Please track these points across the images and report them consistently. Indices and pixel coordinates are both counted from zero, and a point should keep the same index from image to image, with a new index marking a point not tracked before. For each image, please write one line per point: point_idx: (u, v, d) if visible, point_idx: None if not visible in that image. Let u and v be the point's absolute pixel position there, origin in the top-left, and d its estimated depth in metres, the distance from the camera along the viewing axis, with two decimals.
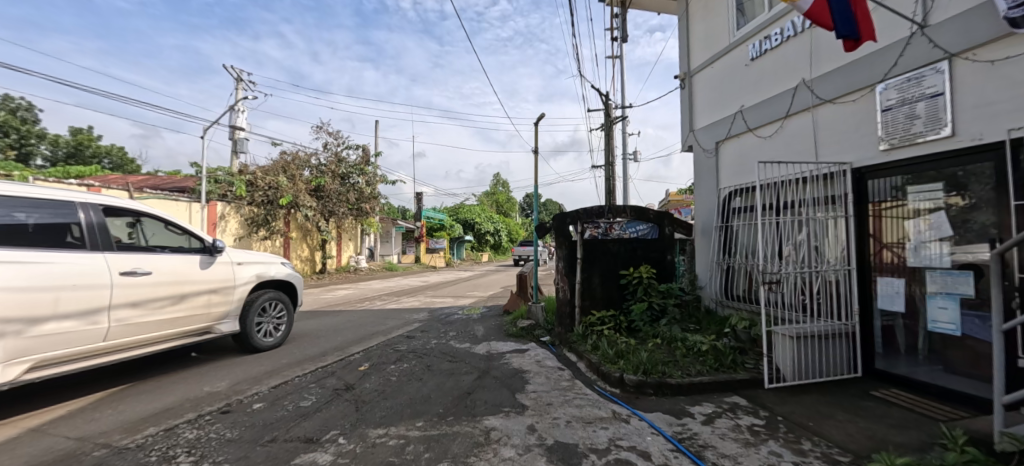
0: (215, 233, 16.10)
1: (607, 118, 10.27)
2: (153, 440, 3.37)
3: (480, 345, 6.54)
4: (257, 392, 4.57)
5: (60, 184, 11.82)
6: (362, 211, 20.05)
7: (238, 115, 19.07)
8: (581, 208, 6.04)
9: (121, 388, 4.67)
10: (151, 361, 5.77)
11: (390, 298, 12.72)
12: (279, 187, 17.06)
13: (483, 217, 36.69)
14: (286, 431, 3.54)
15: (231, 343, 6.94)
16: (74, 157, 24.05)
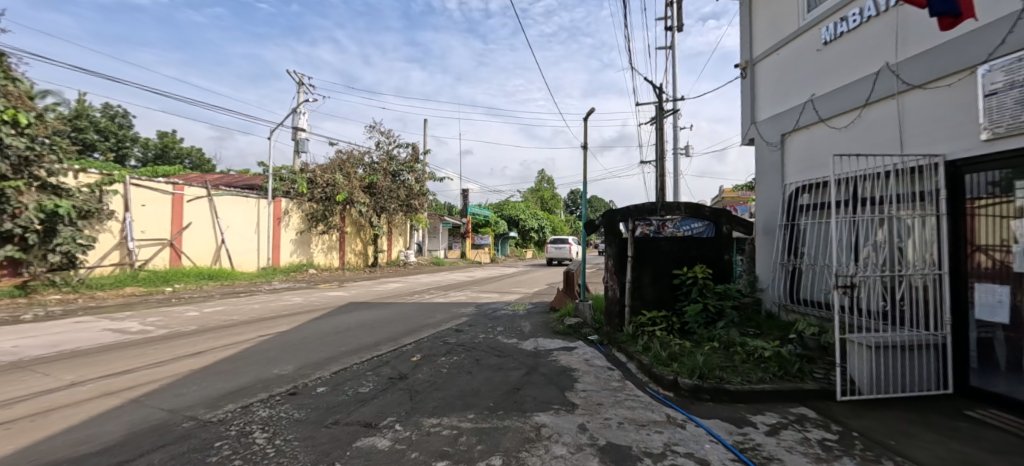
0: (280, 227, 17.28)
1: (659, 111, 9.87)
2: (232, 416, 3.67)
3: (527, 341, 6.56)
4: (319, 376, 4.85)
5: (151, 182, 13.07)
6: (411, 207, 20.60)
7: (299, 117, 20.24)
8: (632, 205, 5.94)
9: (200, 368, 5.12)
10: (226, 345, 6.26)
11: (437, 292, 13.03)
12: (336, 184, 17.93)
13: (528, 214, 36.67)
14: (346, 415, 3.72)
15: (297, 329, 7.42)
16: (161, 158, 26.72)
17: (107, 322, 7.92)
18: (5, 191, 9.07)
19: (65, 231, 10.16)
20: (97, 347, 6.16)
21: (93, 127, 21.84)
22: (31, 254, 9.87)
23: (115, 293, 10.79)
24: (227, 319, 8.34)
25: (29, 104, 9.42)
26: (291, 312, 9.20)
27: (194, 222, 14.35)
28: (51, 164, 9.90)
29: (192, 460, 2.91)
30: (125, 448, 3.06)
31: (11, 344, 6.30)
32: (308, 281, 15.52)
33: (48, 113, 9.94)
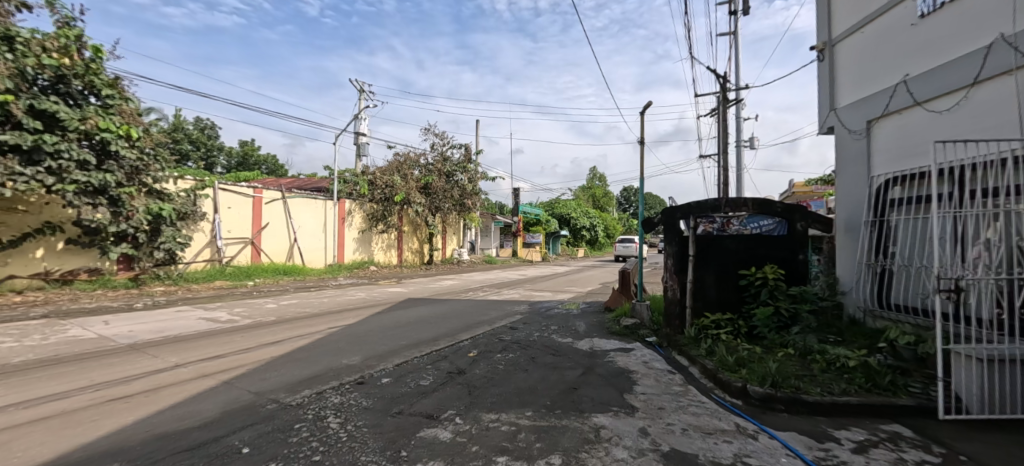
0: (344, 227, 18.31)
1: (722, 102, 9.32)
2: (309, 401, 3.94)
3: (583, 341, 6.46)
4: (384, 368, 5.08)
5: (235, 187, 14.32)
6: (464, 206, 21.01)
7: (361, 122, 21.30)
8: (693, 201, 5.68)
9: (278, 355, 5.54)
10: (299, 336, 6.72)
11: (490, 290, 13.19)
12: (394, 186, 18.69)
13: (580, 212, 36.32)
14: (409, 406, 3.87)
15: (360, 323, 7.79)
16: (243, 165, 29.30)
17: (201, 312, 8.82)
18: (121, 196, 10.26)
19: (166, 231, 11.45)
20: (193, 334, 6.87)
21: (187, 139, 24.48)
22: (140, 251, 11.20)
23: (207, 285, 12.00)
24: (299, 312, 8.99)
25: (138, 120, 10.63)
26: (355, 306, 9.73)
27: (271, 222, 15.56)
28: (156, 171, 11.10)
29: (276, 440, 3.16)
30: (218, 425, 3.39)
31: (126, 329, 7.19)
32: (369, 277, 16.37)
33: (153, 128, 11.17)
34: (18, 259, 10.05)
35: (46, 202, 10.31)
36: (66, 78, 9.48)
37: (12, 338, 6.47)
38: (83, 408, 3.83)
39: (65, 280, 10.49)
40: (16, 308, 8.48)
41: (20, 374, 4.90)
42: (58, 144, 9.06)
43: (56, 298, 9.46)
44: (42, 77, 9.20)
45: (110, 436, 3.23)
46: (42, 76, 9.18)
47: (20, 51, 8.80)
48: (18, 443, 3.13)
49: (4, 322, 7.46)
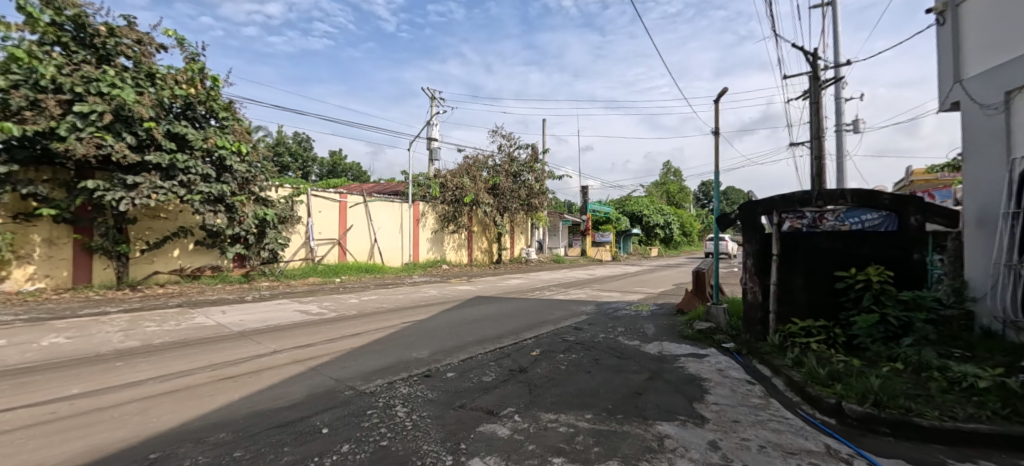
0: (419, 228, 19.09)
1: (815, 82, 8.43)
2: (379, 390, 4.16)
3: (651, 344, 6.12)
4: (449, 362, 5.14)
5: (325, 192, 15.48)
6: (532, 206, 21.01)
7: (432, 128, 22.13)
8: (777, 195, 5.18)
9: (355, 347, 5.87)
10: (376, 329, 7.07)
11: (559, 289, 13.05)
12: (464, 187, 19.14)
13: (652, 209, 34.87)
14: (471, 400, 3.89)
15: (429, 319, 8.03)
16: (333, 173, 31.87)
17: (296, 305, 9.65)
18: (235, 204, 11.45)
19: (271, 234, 12.54)
20: (289, 324, 7.55)
21: (285, 151, 27.24)
22: (251, 250, 12.37)
23: (303, 281, 13.11)
24: (379, 307, 9.52)
25: (247, 137, 11.75)
26: (430, 303, 10.10)
27: (355, 225, 16.61)
28: (262, 182, 12.33)
29: (351, 423, 3.39)
30: (303, 407, 3.75)
31: (238, 318, 8.06)
32: (441, 275, 16.93)
33: (259, 144, 12.36)
34: (160, 259, 11.66)
35: (181, 210, 11.84)
36: (196, 103, 10.80)
37: (154, 322, 7.53)
38: (201, 384, 4.44)
39: (195, 275, 12.04)
40: (157, 298, 9.84)
41: (159, 352, 5.72)
42: (188, 162, 10.36)
43: (189, 290, 10.88)
44: (176, 105, 10.53)
45: (217, 411, 3.72)
46: (176, 104, 10.49)
47: (158, 84, 10.14)
48: (153, 411, 3.74)
49: (149, 309, 8.70)
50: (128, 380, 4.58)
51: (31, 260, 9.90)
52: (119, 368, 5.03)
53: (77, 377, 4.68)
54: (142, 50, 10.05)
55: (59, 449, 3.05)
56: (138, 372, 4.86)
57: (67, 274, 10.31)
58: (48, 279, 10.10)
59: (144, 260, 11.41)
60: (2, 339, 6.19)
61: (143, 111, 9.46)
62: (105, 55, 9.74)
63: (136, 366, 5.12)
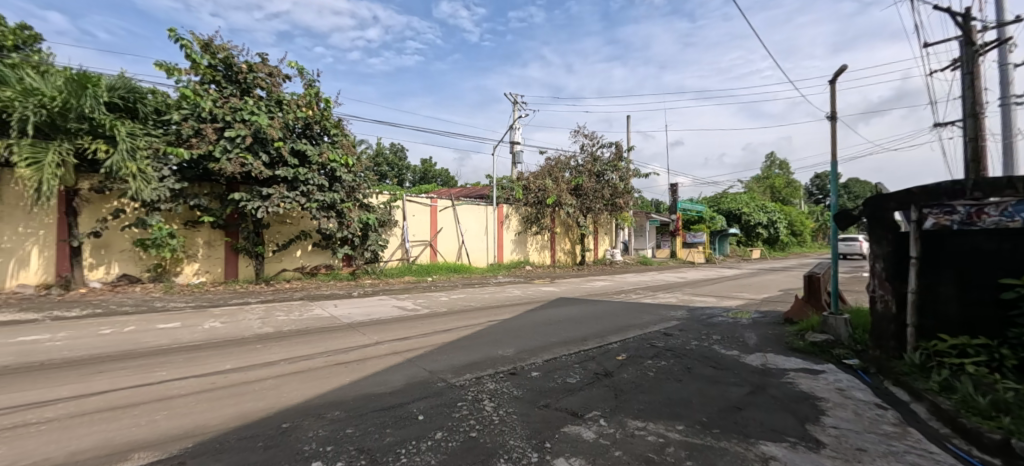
0: (503, 230, 19.50)
1: (967, 49, 7.04)
2: (468, 383, 4.28)
3: (753, 356, 5.55)
4: (533, 362, 5.14)
5: (417, 198, 16.52)
6: (616, 205, 20.37)
7: (515, 131, 22.48)
8: (917, 186, 4.43)
9: (445, 342, 6.12)
10: (464, 326, 7.31)
11: (647, 292, 12.47)
12: (546, 189, 19.08)
13: (753, 207, 31.91)
14: (555, 400, 3.84)
15: (516, 318, 8.13)
16: (424, 179, 33.98)
17: (393, 301, 10.39)
18: (344, 209, 12.62)
19: (373, 236, 13.56)
20: (389, 318, 8.15)
21: (383, 161, 29.63)
22: (356, 251, 13.45)
23: (400, 280, 14.10)
24: (467, 305, 9.87)
25: (353, 149, 12.88)
26: (515, 303, 10.24)
27: (445, 228, 17.46)
28: (365, 189, 13.40)
29: (443, 413, 3.53)
30: (404, 394, 3.99)
31: (347, 311, 8.90)
32: (525, 276, 17.09)
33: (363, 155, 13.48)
34: (287, 258, 13.28)
35: (303, 216, 13.36)
36: (314, 122, 12.07)
37: (282, 312, 8.63)
38: (320, 367, 4.95)
39: (313, 273, 13.49)
40: (285, 292, 11.22)
41: (287, 337, 6.52)
42: (307, 174, 11.70)
43: (309, 285, 12.31)
44: (298, 126, 11.89)
45: (333, 392, 4.11)
46: (297, 124, 11.81)
47: (284, 109, 11.52)
48: (285, 387, 4.24)
49: (280, 300, 10.00)
50: (264, 360, 5.27)
51: (196, 258, 11.89)
52: (258, 349, 5.80)
53: (228, 355, 5.48)
54: (272, 81, 11.47)
55: (217, 413, 3.58)
56: (272, 354, 5.56)
57: (221, 270, 12.21)
58: (208, 274, 12.07)
59: (275, 259, 13.06)
60: (176, 321, 7.50)
61: (272, 132, 10.87)
62: (245, 88, 11.32)
63: (270, 348, 5.86)
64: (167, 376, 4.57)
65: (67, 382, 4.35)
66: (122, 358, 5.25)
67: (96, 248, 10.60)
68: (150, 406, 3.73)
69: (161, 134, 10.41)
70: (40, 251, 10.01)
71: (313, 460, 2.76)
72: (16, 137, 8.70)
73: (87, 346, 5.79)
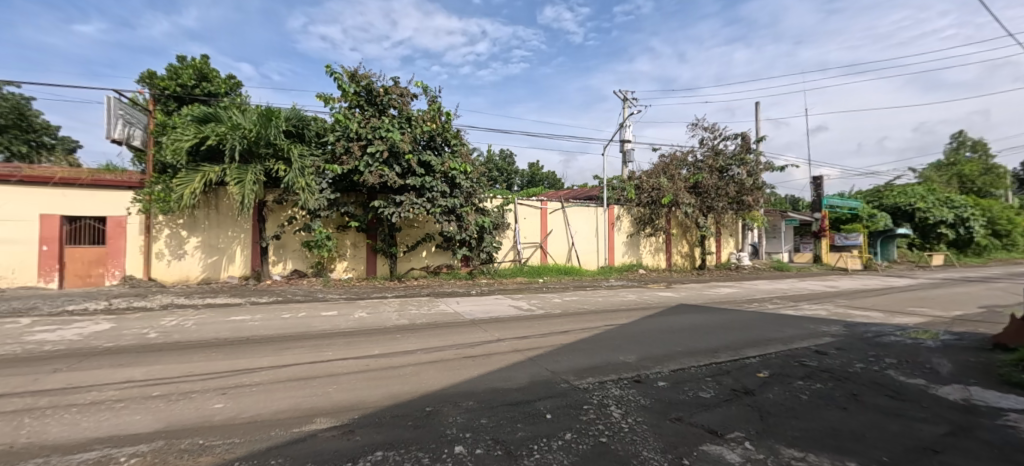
0: (614, 232, 18.85)
1: None
2: (591, 387, 4.22)
3: (946, 387, 4.50)
4: (659, 371, 4.86)
5: (528, 201, 16.97)
6: (743, 204, 18.27)
7: (626, 129, 21.67)
8: None
9: (562, 343, 6.11)
10: (580, 329, 7.23)
11: (785, 302, 10.96)
12: (661, 188, 17.69)
13: (931, 201, 25.96)
14: (689, 415, 3.57)
15: (634, 323, 7.79)
16: (532, 182, 34.68)
17: (508, 300, 10.78)
18: (464, 213, 13.48)
19: (488, 238, 14.20)
20: (506, 316, 8.45)
21: (494, 167, 31.05)
22: (473, 252, 14.24)
23: (513, 280, 14.60)
24: (581, 307, 9.75)
25: (470, 157, 13.68)
26: (630, 307, 9.82)
27: (555, 230, 17.57)
28: (481, 194, 14.16)
29: (570, 414, 3.53)
30: (529, 392, 4.09)
31: (467, 308, 9.49)
32: (640, 280, 16.34)
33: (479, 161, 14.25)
34: (415, 257, 14.66)
35: (428, 220, 14.57)
36: (436, 134, 13.10)
37: (413, 306, 9.58)
38: (451, 359, 5.32)
39: (436, 272, 14.71)
40: (414, 288, 12.41)
41: (419, 330, 7.16)
42: (432, 182, 12.77)
43: (433, 283, 13.41)
44: (424, 139, 13.03)
45: (465, 382, 4.39)
46: (424, 136, 12.96)
47: (412, 125, 12.72)
48: (424, 374, 4.65)
49: (410, 296, 11.10)
50: (402, 348, 5.85)
51: (346, 257, 13.78)
52: (397, 338, 6.48)
53: (374, 341, 6.23)
54: (403, 100, 12.74)
55: (373, 391, 4.08)
56: (409, 343, 6.15)
57: (363, 267, 13.98)
58: (354, 271, 13.91)
59: (405, 259, 14.51)
60: (333, 310, 8.80)
61: (404, 146, 12.09)
62: (382, 108, 12.75)
63: (406, 338, 6.49)
64: (332, 356, 5.37)
65: (260, 355, 5.35)
66: (298, 339, 6.30)
67: (277, 248, 12.95)
68: (321, 380, 4.39)
69: (321, 153, 12.29)
70: (241, 249, 12.60)
71: (455, 444, 2.98)
72: (227, 162, 11.09)
73: (273, 327, 7.09)
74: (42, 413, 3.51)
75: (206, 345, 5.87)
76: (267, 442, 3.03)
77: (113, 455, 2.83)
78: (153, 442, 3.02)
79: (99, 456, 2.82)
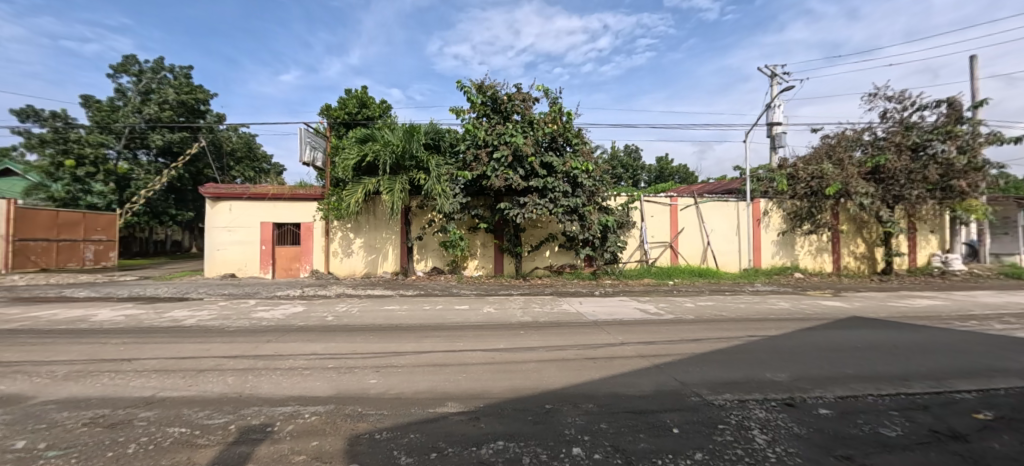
0: (760, 229, 16.71)
1: None
2: (731, 405, 3.86)
3: None
4: (820, 395, 4.21)
5: (656, 198, 16.20)
6: (951, 190, 14.51)
7: (774, 110, 19.05)
8: None
9: (696, 353, 5.69)
10: (716, 338, 6.63)
11: (1010, 321, 8.43)
12: (825, 176, 15.00)
13: None
14: (862, 454, 3.01)
15: (785, 336, 6.87)
16: (660, 178, 32.86)
17: (635, 302, 10.37)
18: (586, 212, 13.36)
19: (612, 238, 13.90)
20: (632, 319, 8.17)
21: (619, 163, 30.15)
22: (597, 253, 14.06)
23: (640, 282, 13.99)
24: (720, 314, 8.89)
25: (592, 155, 13.53)
26: (779, 317, 8.64)
27: (687, 228, 16.41)
28: (604, 192, 13.93)
29: (701, 432, 3.29)
30: (654, 401, 3.92)
31: (591, 308, 9.42)
32: (797, 285, 14.20)
33: (600, 159, 14.01)
34: (539, 257, 15.03)
35: (551, 220, 14.81)
36: (558, 135, 13.27)
37: (538, 304, 9.85)
38: (572, 358, 5.36)
39: (559, 271, 14.90)
40: (539, 287, 12.76)
41: (544, 327, 7.35)
42: (554, 183, 12.95)
43: (556, 283, 13.62)
44: (545, 140, 13.29)
45: (586, 384, 4.40)
46: (544, 139, 13.21)
47: (535, 128, 13.05)
48: (545, 372, 4.78)
49: (534, 294, 11.44)
50: (527, 345, 6.08)
51: (476, 256, 14.80)
52: (522, 335, 6.74)
53: (502, 336, 6.59)
54: (525, 105, 13.18)
55: (498, 383, 4.34)
56: (533, 340, 6.36)
57: (492, 266, 14.83)
58: (484, 269, 14.85)
59: (530, 258, 14.97)
60: (466, 305, 9.53)
61: (527, 149, 12.49)
62: (506, 115, 13.37)
63: (531, 335, 6.73)
64: (464, 347, 5.84)
65: (406, 342, 6.08)
66: (435, 329, 6.99)
67: (419, 247, 14.52)
68: (454, 368, 4.81)
69: (454, 162, 13.37)
70: (392, 248, 14.42)
71: (574, 445, 3.02)
72: (381, 175, 12.80)
73: (417, 317, 7.98)
74: (259, 373, 4.52)
75: (366, 329, 6.88)
76: (408, 417, 3.45)
77: (300, 411, 3.51)
78: (327, 405, 3.68)
79: (292, 411, 3.53)
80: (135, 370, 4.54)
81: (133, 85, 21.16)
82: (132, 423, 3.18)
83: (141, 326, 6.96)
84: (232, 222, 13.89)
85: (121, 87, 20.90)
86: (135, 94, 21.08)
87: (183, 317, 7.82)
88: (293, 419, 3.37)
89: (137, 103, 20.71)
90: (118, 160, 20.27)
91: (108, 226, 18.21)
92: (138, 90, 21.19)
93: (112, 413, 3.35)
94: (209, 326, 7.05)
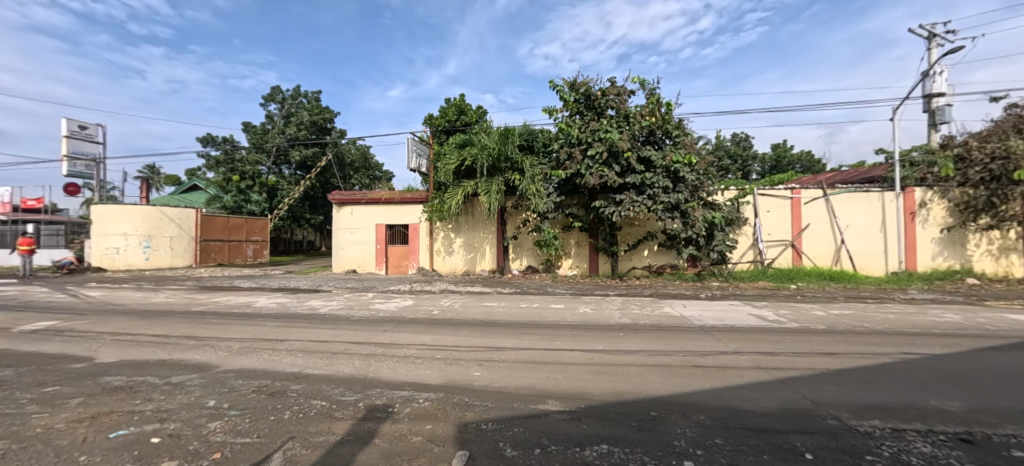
0: (914, 224, 14.08)
1: None
2: (882, 435, 3.34)
3: None
4: (1010, 432, 3.43)
5: (774, 191, 14.65)
6: None
7: (932, 80, 15.96)
8: None
9: (831, 368, 5.03)
10: (852, 352, 5.78)
11: None
12: (1014, 155, 12.21)
13: None
14: None
15: (947, 354, 5.75)
16: (776, 168, 29.53)
17: (750, 308, 9.46)
18: (688, 209, 12.56)
19: (719, 236, 12.93)
20: (745, 326, 7.49)
21: (727, 154, 27.71)
22: (701, 252, 13.17)
23: (754, 284, 12.73)
24: (857, 325, 7.72)
25: (694, 147, 12.69)
26: (937, 331, 7.25)
27: (813, 224, 14.59)
28: (711, 187, 13.00)
29: (843, 461, 2.89)
30: (780, 420, 3.55)
31: (697, 312, 8.83)
32: (969, 293, 11.69)
33: (704, 151, 13.08)
34: (636, 257, 14.49)
35: (649, 218, 14.19)
36: (656, 128, 12.65)
37: (637, 305, 9.53)
38: (677, 365, 5.09)
39: (659, 272, 14.20)
40: (637, 287, 12.33)
41: (644, 330, 7.09)
42: (652, 178, 12.38)
43: (656, 283, 13.01)
44: (642, 134, 12.73)
45: (697, 393, 4.14)
46: (641, 133, 12.69)
47: (631, 123, 12.60)
48: (649, 377, 4.61)
49: (633, 295, 11.07)
50: (627, 347, 5.91)
51: (570, 255, 14.74)
52: (621, 337, 6.58)
53: (600, 337, 6.49)
54: (620, 98, 12.81)
55: (598, 384, 4.29)
56: (633, 343, 6.16)
57: (587, 265, 14.63)
58: (579, 268, 14.72)
59: (627, 258, 14.51)
60: (563, 304, 9.57)
61: (622, 145, 12.09)
62: (599, 111, 13.08)
63: (630, 338, 6.53)
64: (562, 346, 5.88)
65: (506, 338, 6.29)
66: (534, 327, 7.11)
67: (515, 246, 14.89)
68: (554, 367, 4.87)
69: (547, 162, 13.47)
70: (490, 247, 15.01)
71: (685, 458, 2.87)
72: (479, 177, 13.37)
73: (515, 314, 8.21)
74: (378, 359, 5.04)
75: (469, 324, 7.27)
76: (513, 411, 3.58)
77: (416, 396, 3.84)
78: (438, 392, 3.97)
79: (408, 395, 3.87)
80: (285, 349, 5.35)
81: (279, 110, 24.82)
82: (286, 393, 3.76)
83: (288, 313, 8.19)
84: (354, 224, 15.61)
85: (270, 113, 24.66)
86: (281, 118, 24.73)
87: (318, 306, 9.02)
88: (410, 402, 3.69)
89: (281, 125, 24.31)
90: (269, 174, 24.04)
91: (262, 230, 21.38)
92: (282, 114, 24.79)
93: (272, 384, 3.99)
94: (338, 315, 8.04)
